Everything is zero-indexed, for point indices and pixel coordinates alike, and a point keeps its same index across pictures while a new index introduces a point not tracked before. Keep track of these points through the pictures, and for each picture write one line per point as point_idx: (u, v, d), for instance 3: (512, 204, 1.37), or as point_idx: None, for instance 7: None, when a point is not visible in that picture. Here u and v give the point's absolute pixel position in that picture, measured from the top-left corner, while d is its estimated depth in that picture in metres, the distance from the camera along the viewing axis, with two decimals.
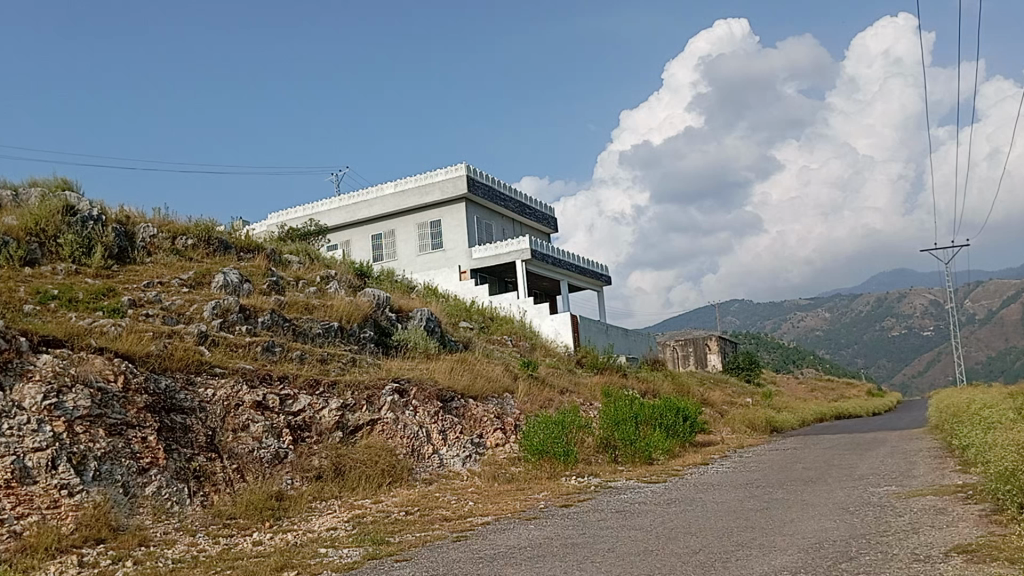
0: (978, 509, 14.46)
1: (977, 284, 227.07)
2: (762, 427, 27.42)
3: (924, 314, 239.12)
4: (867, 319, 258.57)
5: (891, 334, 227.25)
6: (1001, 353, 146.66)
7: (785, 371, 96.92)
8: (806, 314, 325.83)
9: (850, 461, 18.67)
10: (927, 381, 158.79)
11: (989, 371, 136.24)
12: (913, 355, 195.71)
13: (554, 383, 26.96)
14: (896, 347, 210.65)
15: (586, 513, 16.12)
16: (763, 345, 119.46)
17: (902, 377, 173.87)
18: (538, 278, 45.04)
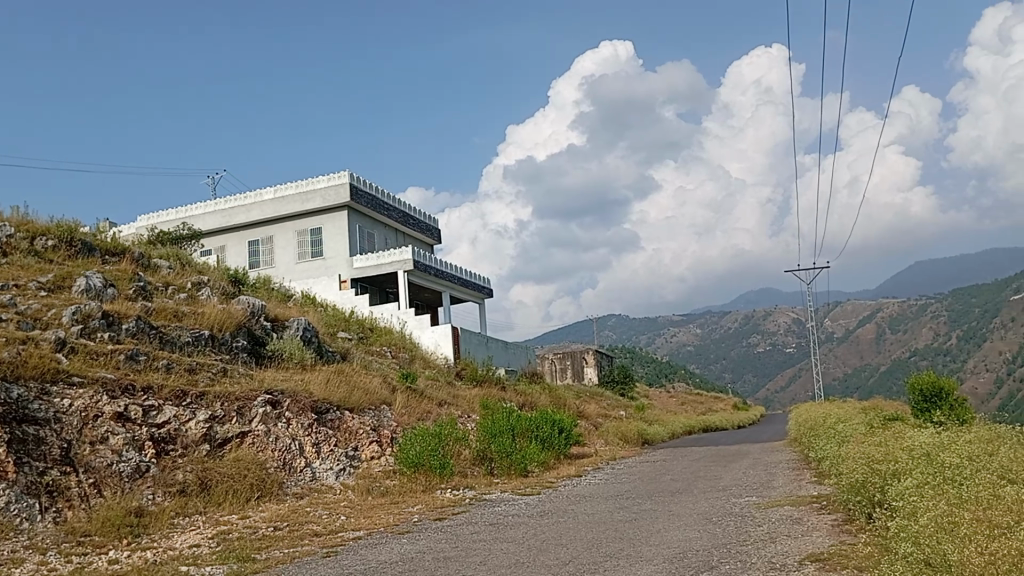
0: (830, 518, 15.28)
1: (836, 304, 240.62)
2: (634, 439, 28.14)
3: (787, 331, 251.46)
4: (736, 335, 269.72)
5: (758, 349, 237.82)
6: (855, 370, 155.74)
7: (657, 385, 99.83)
8: (681, 329, 336.57)
9: (715, 472, 19.38)
10: (788, 396, 166.73)
11: (843, 387, 144.45)
12: (776, 370, 205.28)
13: (432, 395, 26.85)
14: (761, 363, 220.48)
15: (459, 526, 16.11)
16: (638, 359, 122.62)
17: (767, 391, 182.01)
18: (420, 289, 44.83)
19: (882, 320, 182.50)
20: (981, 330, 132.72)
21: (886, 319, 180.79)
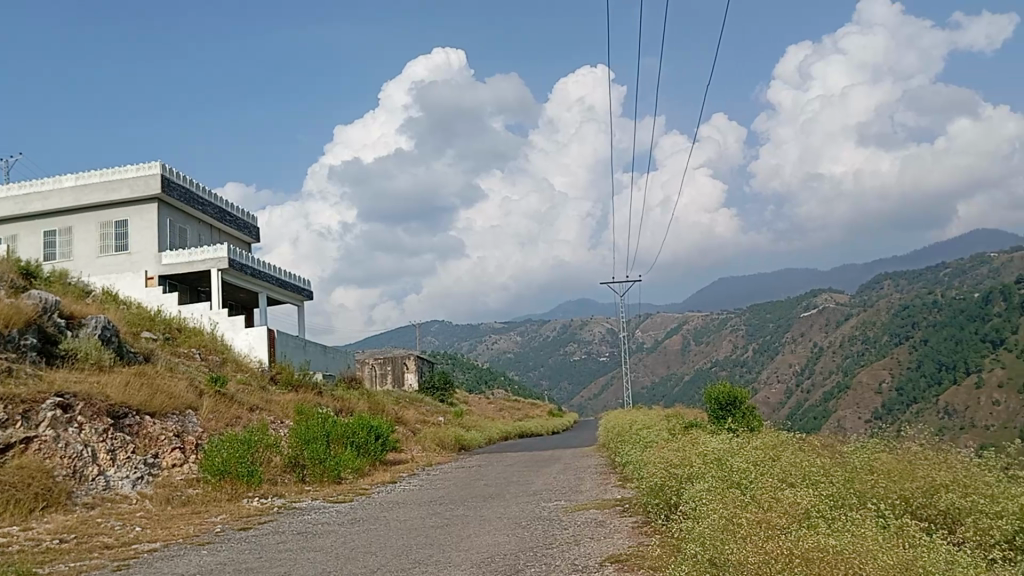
0: (631, 521, 16.02)
1: (648, 315, 253.52)
2: (450, 445, 28.41)
3: (602, 339, 262.13)
4: (554, 343, 277.94)
5: (574, 357, 246.10)
6: (662, 379, 164.47)
7: (476, 391, 100.91)
8: (502, 336, 342.55)
9: (526, 477, 19.87)
10: (601, 402, 173.38)
11: (651, 394, 152.15)
12: (590, 377, 213.21)
13: (243, 400, 25.91)
14: (577, 371, 228.40)
15: (265, 535, 15.59)
16: (457, 365, 123.34)
17: (581, 398, 188.46)
18: (235, 289, 43.14)
19: (688, 332, 194.21)
20: (773, 343, 144.46)
21: (692, 331, 192.58)
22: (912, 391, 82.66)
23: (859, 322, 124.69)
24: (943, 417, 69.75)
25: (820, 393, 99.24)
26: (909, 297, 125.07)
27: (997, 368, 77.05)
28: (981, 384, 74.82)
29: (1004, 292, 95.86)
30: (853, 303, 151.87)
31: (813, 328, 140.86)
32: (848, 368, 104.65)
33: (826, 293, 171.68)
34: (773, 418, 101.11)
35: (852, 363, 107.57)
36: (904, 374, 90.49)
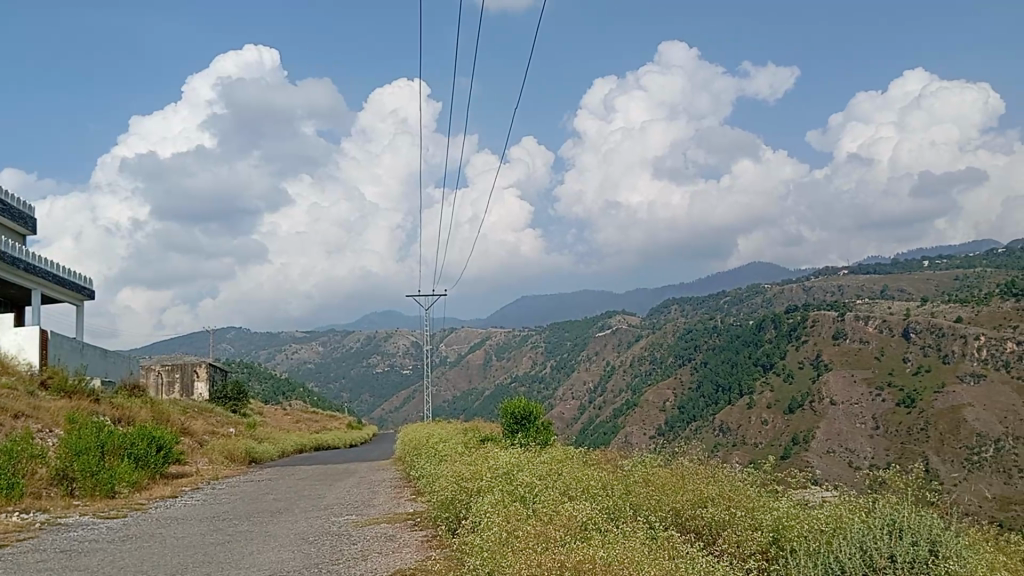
0: (420, 534, 16.02)
1: (452, 329, 256.40)
2: (240, 458, 27.32)
3: (405, 352, 262.13)
4: (356, 354, 274.47)
5: (375, 370, 244.14)
6: (463, 392, 166.32)
7: (271, 401, 97.42)
8: (304, 345, 333.57)
9: (318, 491, 19.42)
10: (401, 416, 172.65)
11: (451, 407, 153.52)
12: (392, 391, 212.15)
13: (6, 406, 23.61)
14: (379, 383, 226.59)
15: (23, 554, 14.24)
16: (254, 374, 118.54)
17: (382, 411, 186.80)
18: (4, 285, 39.36)
19: (490, 347, 198.05)
20: (570, 361, 150.56)
21: (495, 347, 196.66)
22: (693, 409, 90.69)
23: (648, 343, 132.65)
24: (718, 434, 76.54)
25: (611, 410, 104.57)
26: (692, 322, 134.91)
27: (766, 391, 86.29)
28: (752, 405, 82.74)
29: (774, 321, 105.46)
30: (644, 326, 161.58)
31: (607, 347, 148.30)
32: (638, 387, 111.10)
33: (620, 315, 181.31)
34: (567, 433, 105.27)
35: (641, 382, 114.48)
36: (686, 395, 98.22)
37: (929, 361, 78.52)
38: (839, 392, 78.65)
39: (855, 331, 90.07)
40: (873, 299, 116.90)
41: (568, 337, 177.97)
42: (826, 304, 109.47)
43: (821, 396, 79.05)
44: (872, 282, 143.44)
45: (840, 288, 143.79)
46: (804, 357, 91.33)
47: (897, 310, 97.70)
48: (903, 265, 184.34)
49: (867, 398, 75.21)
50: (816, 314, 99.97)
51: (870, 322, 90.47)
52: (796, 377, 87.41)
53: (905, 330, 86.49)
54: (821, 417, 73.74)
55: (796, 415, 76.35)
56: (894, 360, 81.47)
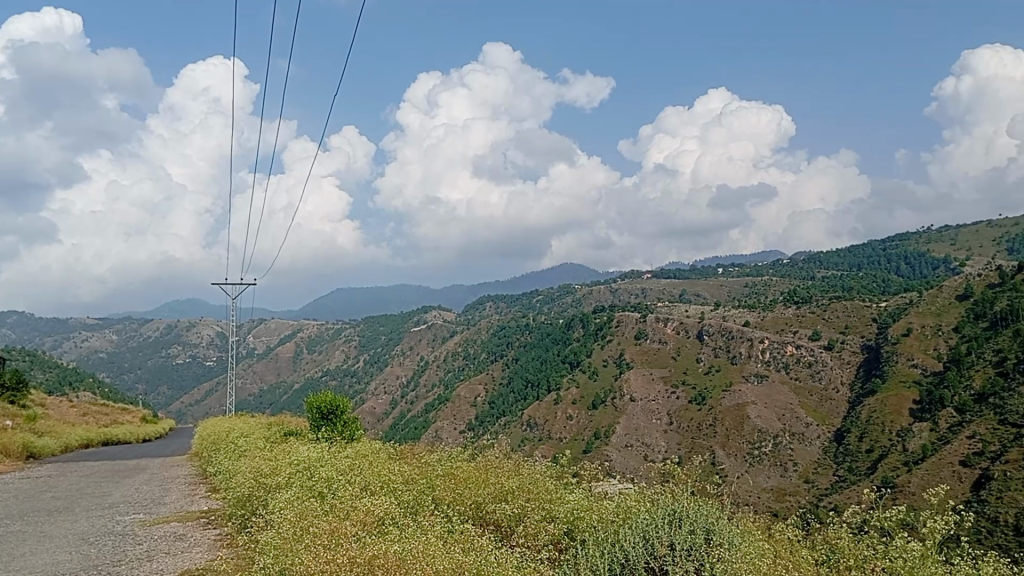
0: (212, 533, 15.40)
1: (261, 320, 248.05)
2: (15, 453, 25.13)
3: (209, 344, 251.02)
4: (155, 344, 259.55)
5: (175, 361, 231.88)
6: (271, 386, 161.07)
7: (55, 393, 89.95)
8: (98, 333, 310.81)
9: (104, 489, 18.22)
10: (202, 409, 164.85)
11: (257, 402, 148.43)
12: (193, 384, 202.22)
13: None
14: (179, 376, 215.29)
15: None
16: (37, 363, 108.98)
17: (181, 404, 177.52)
18: None
19: (301, 339, 193.30)
20: (383, 355, 149.78)
21: (306, 339, 191.89)
22: (503, 405, 94.87)
23: (461, 339, 134.27)
24: (526, 430, 81.23)
25: (423, 405, 105.08)
26: (506, 320, 137.94)
27: (572, 387, 89.24)
28: (558, 401, 85.81)
29: (582, 319, 109.54)
30: (459, 322, 163.46)
31: (421, 342, 148.82)
32: (451, 383, 112.36)
33: (436, 310, 182.19)
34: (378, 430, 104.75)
35: (453, 378, 116.13)
36: (496, 391, 100.89)
37: (719, 361, 85.80)
38: (639, 388, 82.53)
39: (656, 332, 94.37)
40: (672, 303, 124.33)
41: (383, 332, 176.89)
42: (630, 306, 115.11)
43: (622, 392, 82.62)
44: (673, 286, 152.50)
45: (644, 291, 151.66)
46: (609, 356, 94.59)
47: (693, 313, 103.79)
48: (699, 271, 197.35)
49: (663, 395, 80.57)
50: (622, 315, 102.93)
51: (669, 324, 94.64)
52: (600, 375, 90.76)
53: (700, 331, 91.23)
54: (621, 413, 78.30)
55: (598, 411, 81.03)
56: (688, 361, 87.68)
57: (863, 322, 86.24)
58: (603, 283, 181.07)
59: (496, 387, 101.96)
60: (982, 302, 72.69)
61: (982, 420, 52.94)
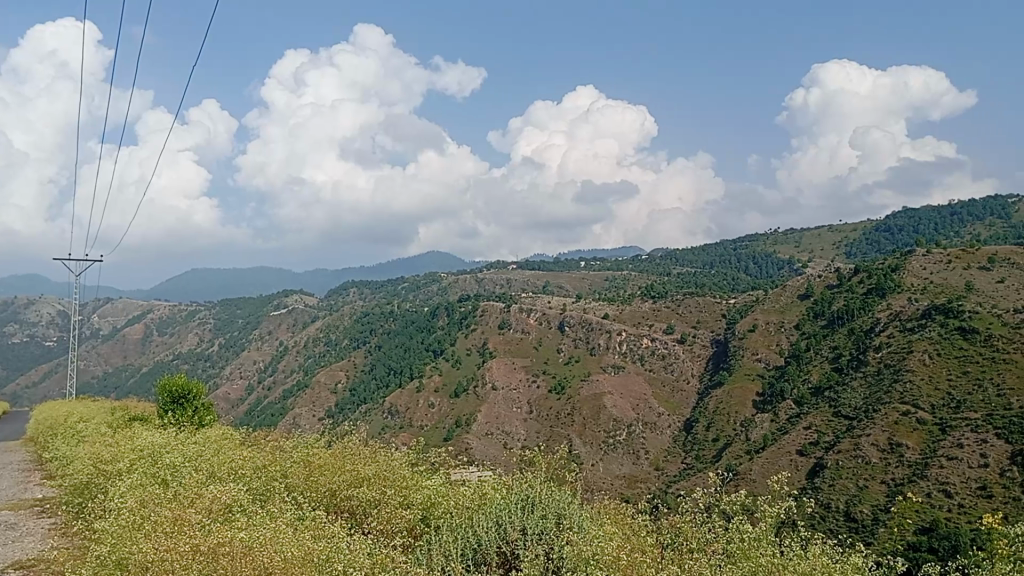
0: (47, 522, 14.55)
1: (108, 299, 234.82)
2: None
3: (49, 323, 235.56)
4: None
5: (9, 340, 216.19)
6: (117, 369, 152.68)
7: None
8: None
9: None
10: (39, 393, 154.57)
11: (101, 386, 140.57)
12: (28, 366, 189.12)
13: None
14: (12, 357, 200.82)
15: None
16: None
17: (15, 387, 165.80)
18: None
19: (152, 319, 184.41)
20: (240, 340, 145.06)
21: (156, 320, 182.82)
22: (364, 391, 93.96)
23: (323, 324, 131.61)
24: (387, 417, 81.38)
25: (281, 391, 102.92)
26: (369, 306, 136.21)
27: (435, 375, 88.95)
28: (420, 389, 85.57)
29: (447, 308, 109.54)
30: (321, 307, 160.26)
31: (281, 327, 145.07)
32: (310, 369, 110.23)
33: (296, 294, 177.63)
34: (233, 417, 101.46)
35: (313, 364, 113.89)
36: (358, 377, 99.72)
37: (578, 352, 87.61)
38: (501, 376, 83.39)
39: (519, 322, 95.21)
40: (535, 294, 126.27)
41: (241, 315, 171.25)
42: (494, 296, 115.98)
43: (484, 380, 83.05)
44: (536, 278, 154.92)
45: (508, 281, 153.28)
46: (472, 345, 94.62)
47: (555, 305, 105.61)
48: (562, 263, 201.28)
49: (525, 384, 81.84)
50: (486, 304, 103.11)
51: (532, 315, 95.73)
52: (463, 363, 90.58)
53: (561, 322, 92.69)
54: (482, 401, 78.85)
55: (460, 399, 81.15)
56: (549, 351, 89.03)
57: (714, 317, 91.40)
58: (469, 272, 181.95)
59: (358, 374, 100.77)
60: (822, 302, 77.85)
61: (818, 413, 56.70)
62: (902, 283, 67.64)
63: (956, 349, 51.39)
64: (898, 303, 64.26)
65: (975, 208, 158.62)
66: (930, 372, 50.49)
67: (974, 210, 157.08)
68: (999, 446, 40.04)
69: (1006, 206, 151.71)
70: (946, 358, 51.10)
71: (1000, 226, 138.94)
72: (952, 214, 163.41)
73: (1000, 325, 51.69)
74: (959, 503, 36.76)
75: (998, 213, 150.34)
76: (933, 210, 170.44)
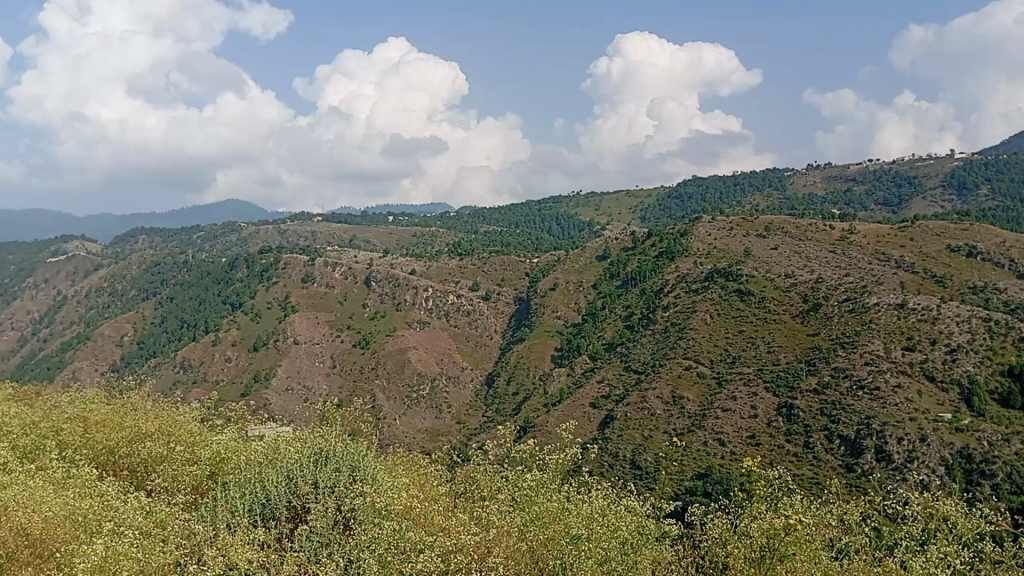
0: None
1: None
2: None
3: None
4: None
5: None
6: None
7: None
8: None
9: None
10: None
11: None
12: None
13: None
14: None
15: None
16: None
17: None
18: None
19: None
20: (11, 289, 132.46)
21: None
22: (154, 345, 89.47)
23: (107, 273, 122.48)
24: (181, 372, 78.22)
25: (59, 344, 95.48)
26: (160, 256, 127.74)
27: (232, 329, 85.02)
28: (217, 342, 81.93)
29: (246, 258, 104.95)
30: (105, 255, 149.25)
31: (59, 275, 133.84)
32: (92, 321, 102.86)
33: (77, 240, 163.17)
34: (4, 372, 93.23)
35: (96, 316, 106.29)
36: (147, 331, 94.31)
37: (383, 307, 86.67)
38: (303, 331, 81.25)
39: (323, 276, 92.15)
40: (340, 247, 123.59)
41: (11, 262, 156.12)
42: (297, 248, 112.06)
43: (285, 334, 80.44)
44: (342, 231, 152.02)
45: (314, 234, 149.00)
46: (273, 299, 90.37)
47: (360, 259, 103.69)
48: (370, 218, 197.25)
49: (327, 338, 80.56)
50: (288, 257, 98.98)
51: (337, 269, 93.25)
52: (262, 317, 86.61)
53: (367, 278, 91.19)
54: (282, 355, 76.87)
55: (259, 353, 78.42)
56: (354, 306, 87.45)
57: (517, 276, 95.80)
58: (271, 222, 175.45)
59: (147, 327, 95.18)
60: (618, 263, 82.22)
61: (610, 367, 59.96)
62: (690, 247, 72.06)
63: (734, 309, 55.81)
64: (686, 266, 68.52)
65: (755, 179, 171.95)
66: (711, 331, 54.60)
67: (755, 181, 170.15)
68: (767, 398, 44.13)
69: (782, 179, 165.80)
70: (725, 317, 55.44)
71: (776, 197, 151.65)
72: (736, 183, 176.07)
73: (772, 288, 56.68)
74: (732, 451, 40.41)
75: (775, 184, 163.98)
76: (719, 179, 183.05)
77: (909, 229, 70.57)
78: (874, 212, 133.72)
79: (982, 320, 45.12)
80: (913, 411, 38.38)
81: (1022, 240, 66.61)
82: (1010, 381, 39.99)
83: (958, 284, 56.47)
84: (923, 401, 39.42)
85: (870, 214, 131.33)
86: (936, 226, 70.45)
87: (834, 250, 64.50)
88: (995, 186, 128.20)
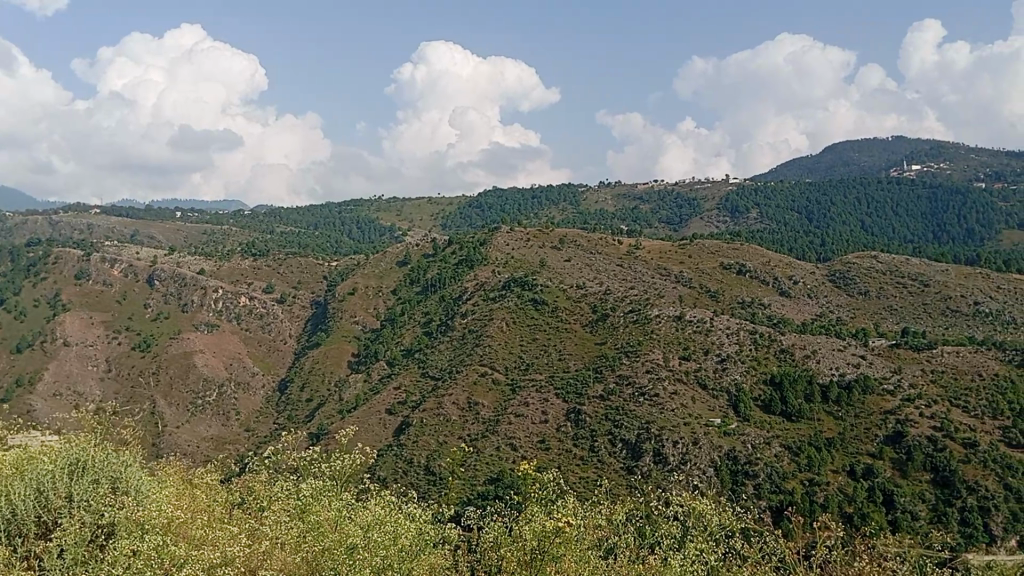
0: None
1: None
2: None
3: None
4: None
5: None
6: None
7: None
8: None
9: None
10: None
11: None
12: None
13: None
14: None
15: None
16: None
17: None
18: None
19: None
20: None
21: None
22: None
23: None
24: None
25: None
26: None
27: None
28: None
29: (8, 250, 95.17)
30: None
31: None
32: None
33: None
34: None
35: None
36: None
37: (168, 308, 81.64)
38: (74, 331, 74.88)
39: (100, 273, 85.15)
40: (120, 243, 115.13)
41: None
42: (69, 242, 102.84)
43: (53, 334, 73.64)
44: (125, 225, 141.83)
45: (90, 227, 137.93)
46: (40, 295, 81.99)
47: (143, 257, 97.09)
48: (158, 212, 184.99)
49: (102, 341, 74.88)
50: (60, 250, 90.64)
51: (116, 266, 86.61)
52: (27, 314, 78.87)
53: (151, 276, 85.73)
54: (49, 358, 70.43)
55: (23, 354, 71.40)
56: (134, 305, 81.75)
57: (314, 280, 94.43)
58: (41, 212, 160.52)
59: None
60: (418, 270, 82.58)
61: (407, 373, 59.98)
62: (488, 256, 73.37)
63: (528, 318, 57.46)
64: (484, 274, 69.71)
65: (552, 192, 178.58)
66: (505, 337, 55.85)
67: (553, 195, 176.65)
68: (557, 403, 45.78)
69: (577, 194, 173.32)
70: (519, 325, 56.94)
71: (571, 211, 158.09)
72: (535, 195, 181.86)
73: (564, 298, 59.07)
74: (522, 455, 41.61)
75: (571, 198, 171.00)
76: (519, 190, 188.41)
77: (688, 246, 75.82)
78: (658, 229, 142.66)
79: (748, 332, 49.47)
80: (687, 416, 41.19)
81: (783, 260, 73.71)
82: (771, 389, 44.00)
83: (728, 299, 61.50)
84: (696, 407, 42.43)
85: (655, 231, 140.18)
86: (712, 244, 76.16)
87: (621, 264, 68.12)
88: (762, 211, 141.06)
